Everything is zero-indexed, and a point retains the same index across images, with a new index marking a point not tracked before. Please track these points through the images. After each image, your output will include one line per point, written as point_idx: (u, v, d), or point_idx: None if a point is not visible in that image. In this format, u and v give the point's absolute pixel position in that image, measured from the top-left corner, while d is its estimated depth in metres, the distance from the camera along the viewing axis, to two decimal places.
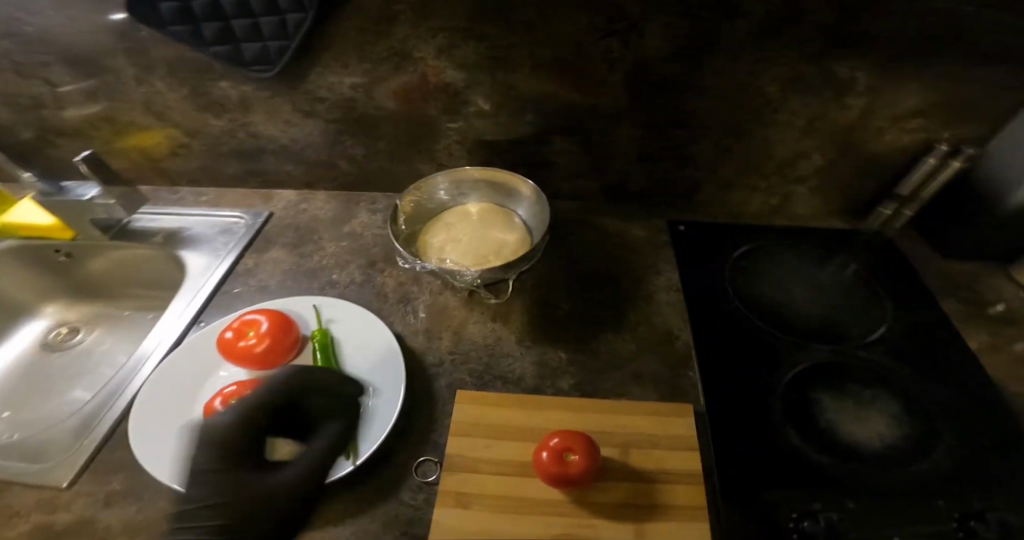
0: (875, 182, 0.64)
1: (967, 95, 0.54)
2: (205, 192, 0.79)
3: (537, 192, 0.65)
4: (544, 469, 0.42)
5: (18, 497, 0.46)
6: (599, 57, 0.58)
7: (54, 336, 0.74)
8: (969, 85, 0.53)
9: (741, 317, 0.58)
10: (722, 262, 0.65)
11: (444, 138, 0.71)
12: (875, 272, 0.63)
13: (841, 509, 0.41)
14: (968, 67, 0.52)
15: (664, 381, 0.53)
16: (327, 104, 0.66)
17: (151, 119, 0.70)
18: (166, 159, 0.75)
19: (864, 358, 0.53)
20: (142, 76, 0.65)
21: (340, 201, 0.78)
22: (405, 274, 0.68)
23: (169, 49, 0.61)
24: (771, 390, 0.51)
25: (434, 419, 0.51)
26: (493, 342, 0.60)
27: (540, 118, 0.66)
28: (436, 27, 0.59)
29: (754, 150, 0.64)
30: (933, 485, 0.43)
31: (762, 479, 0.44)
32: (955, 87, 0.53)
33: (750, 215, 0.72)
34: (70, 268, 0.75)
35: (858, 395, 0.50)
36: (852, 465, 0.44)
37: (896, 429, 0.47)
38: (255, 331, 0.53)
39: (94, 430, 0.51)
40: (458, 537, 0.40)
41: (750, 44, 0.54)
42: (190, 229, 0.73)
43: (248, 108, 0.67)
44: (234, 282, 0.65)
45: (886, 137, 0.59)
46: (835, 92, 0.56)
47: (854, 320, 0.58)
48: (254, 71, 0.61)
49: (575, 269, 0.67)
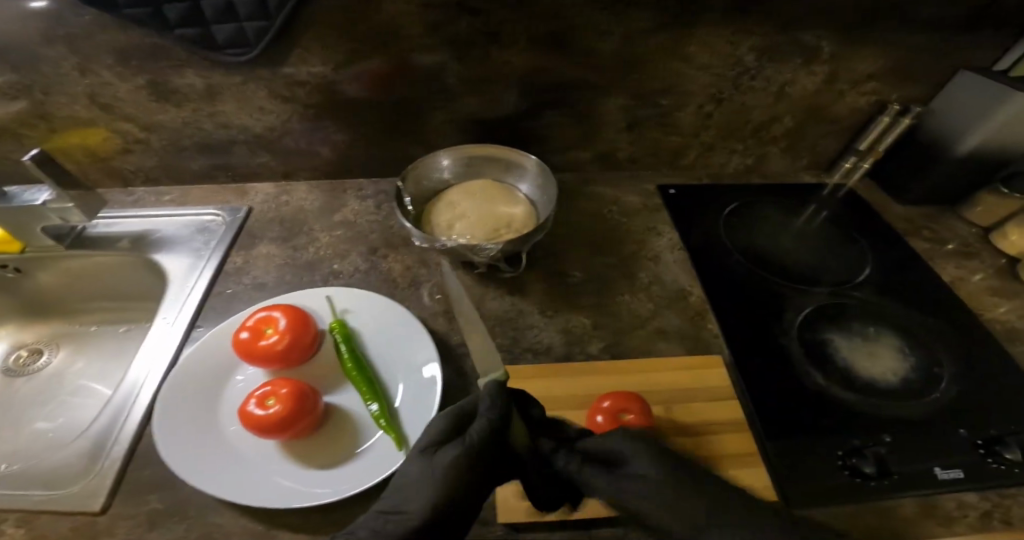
0: (836, 139, 0.72)
1: (914, 58, 0.62)
2: (167, 192, 0.75)
3: (542, 165, 0.65)
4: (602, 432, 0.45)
5: (47, 527, 0.43)
6: (591, 29, 0.58)
7: (14, 361, 0.72)
8: (915, 48, 0.61)
9: (747, 271, 0.63)
10: (715, 218, 0.70)
11: (435, 119, 0.68)
12: (842, 219, 0.71)
13: (882, 443, 0.46)
14: (913, 31, 0.59)
15: (689, 334, 0.57)
16: (308, 88, 0.63)
17: (96, 112, 0.64)
18: (115, 157, 0.71)
19: (857, 296, 0.61)
20: (85, 65, 0.59)
21: (323, 190, 0.75)
22: (411, 256, 0.67)
23: (120, 35, 0.56)
24: (785, 333, 0.56)
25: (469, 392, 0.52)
26: (514, 314, 0.60)
27: (531, 94, 0.65)
28: (425, 3, 0.55)
29: (730, 119, 0.69)
30: (943, 410, 0.49)
31: (807, 425, 0.47)
32: (906, 50, 0.61)
33: (729, 175, 0.77)
34: (19, 283, 0.71)
35: (862, 332, 0.56)
36: (877, 400, 0.49)
37: (904, 363, 0.53)
38: (273, 327, 0.52)
39: (112, 450, 0.48)
40: (528, 512, 0.42)
41: (731, 17, 0.57)
42: (159, 231, 0.69)
43: (216, 97, 0.63)
44: (225, 283, 0.63)
45: (847, 98, 0.66)
46: (805, 59, 0.61)
47: (839, 265, 0.65)
48: (230, 55, 0.58)
49: (580, 238, 0.69)
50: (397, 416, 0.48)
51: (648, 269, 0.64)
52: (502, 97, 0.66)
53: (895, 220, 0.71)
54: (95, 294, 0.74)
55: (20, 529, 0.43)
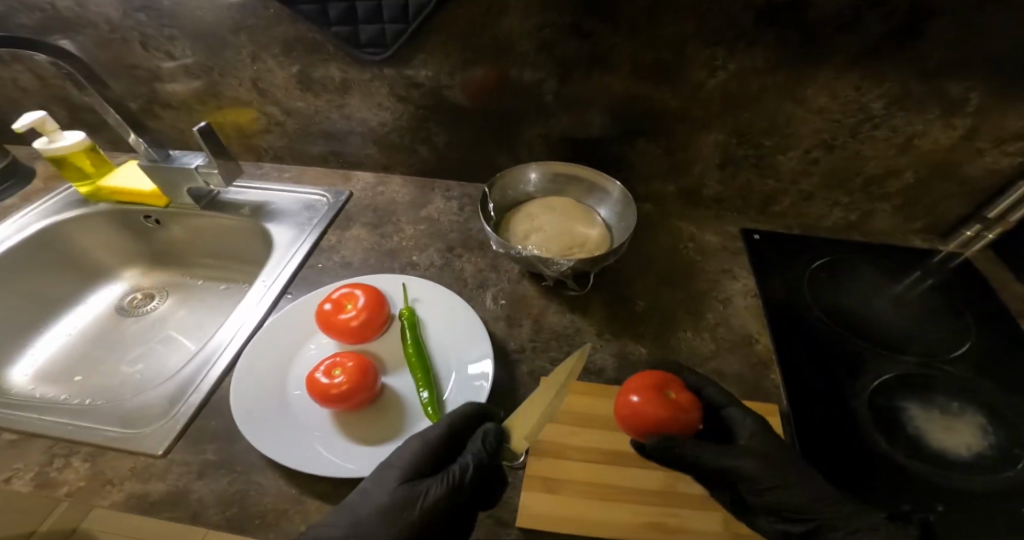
0: (964, 203, 0.65)
1: None
2: (288, 170, 0.86)
3: (626, 194, 0.66)
4: (649, 409, 0.42)
5: (109, 463, 0.47)
6: (699, 64, 0.59)
7: (129, 301, 0.83)
8: None
9: (831, 333, 0.58)
10: (800, 270, 0.66)
11: (528, 132, 0.72)
12: (953, 291, 0.64)
13: (932, 511, 0.42)
14: None
15: (745, 381, 0.52)
16: (422, 90, 0.69)
17: (254, 95, 0.76)
18: (257, 136, 0.83)
19: (948, 371, 0.54)
20: (257, 53, 0.70)
21: (415, 187, 0.81)
22: (484, 259, 0.67)
23: (290, 27, 0.66)
24: (856, 394, 0.51)
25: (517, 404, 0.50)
26: (572, 333, 0.57)
27: (625, 122, 0.67)
28: (542, 23, 0.59)
29: (840, 166, 0.65)
30: (1018, 493, 0.43)
31: (852, 481, 0.44)
32: None
33: (826, 229, 0.73)
34: (154, 233, 0.83)
35: (943, 405, 0.51)
36: (943, 472, 0.44)
37: (982, 440, 0.48)
38: (353, 304, 0.55)
39: (188, 399, 0.52)
40: (551, 520, 0.41)
41: (862, 61, 0.54)
42: (275, 204, 0.78)
43: (347, 90, 0.72)
44: (319, 257, 0.68)
45: (986, 158, 0.60)
46: (945, 111, 0.56)
47: (942, 338, 0.58)
48: (367, 53, 0.66)
49: (653, 268, 0.66)
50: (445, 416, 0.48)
51: (716, 309, 0.60)
52: (599, 120, 0.68)
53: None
54: (208, 252, 0.84)
55: (84, 464, 0.47)
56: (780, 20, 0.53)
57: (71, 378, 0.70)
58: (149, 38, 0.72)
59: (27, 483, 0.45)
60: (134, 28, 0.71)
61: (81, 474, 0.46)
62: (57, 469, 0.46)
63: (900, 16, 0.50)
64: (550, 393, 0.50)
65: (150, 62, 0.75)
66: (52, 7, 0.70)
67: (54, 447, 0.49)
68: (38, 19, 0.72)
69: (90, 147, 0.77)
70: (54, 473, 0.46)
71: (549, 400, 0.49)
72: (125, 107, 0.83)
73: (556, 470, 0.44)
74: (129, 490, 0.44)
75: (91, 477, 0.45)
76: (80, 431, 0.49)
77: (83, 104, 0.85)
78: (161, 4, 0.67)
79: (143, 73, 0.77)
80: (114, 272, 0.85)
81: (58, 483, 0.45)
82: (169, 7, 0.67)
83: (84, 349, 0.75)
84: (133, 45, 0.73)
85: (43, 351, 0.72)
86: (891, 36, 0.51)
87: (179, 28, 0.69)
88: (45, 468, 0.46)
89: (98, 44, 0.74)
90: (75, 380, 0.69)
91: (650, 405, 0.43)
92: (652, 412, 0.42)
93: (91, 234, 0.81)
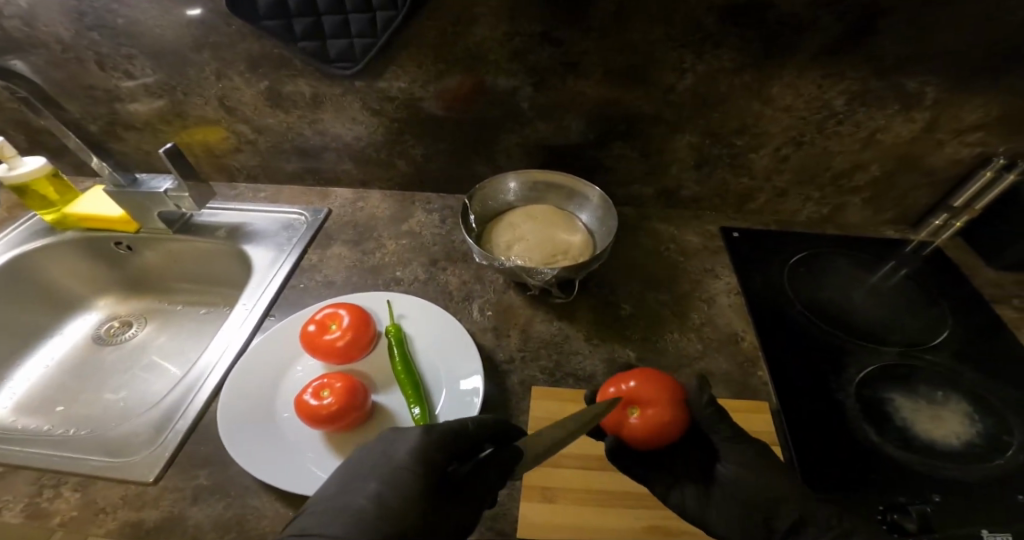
0: (928, 193, 0.68)
1: None
2: (263, 189, 0.84)
3: (605, 198, 0.66)
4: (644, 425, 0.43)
5: (101, 492, 0.46)
6: (670, 67, 0.59)
7: (106, 330, 0.80)
8: None
9: (809, 326, 0.60)
10: (780, 265, 0.68)
11: (506, 140, 0.72)
12: (925, 276, 0.67)
13: (927, 501, 0.44)
14: None
15: (733, 379, 0.54)
16: (396, 102, 0.69)
17: (222, 113, 0.74)
18: (228, 155, 0.80)
19: (928, 360, 0.57)
20: (222, 71, 0.68)
21: (394, 200, 0.80)
22: (468, 272, 0.67)
23: (254, 43, 0.64)
24: (842, 388, 0.53)
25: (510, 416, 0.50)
26: (561, 340, 0.58)
27: (602, 125, 0.67)
28: (513, 31, 0.59)
29: (810, 163, 0.67)
30: (1009, 480, 0.46)
31: (847, 475, 0.46)
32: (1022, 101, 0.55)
33: (801, 223, 0.75)
34: (127, 259, 0.80)
35: (929, 395, 0.53)
36: (932, 461, 0.47)
37: (970, 428, 0.50)
38: (338, 323, 0.54)
39: (176, 425, 0.50)
40: (552, 531, 0.41)
41: (823, 60, 0.56)
42: (252, 224, 0.76)
43: (319, 105, 0.70)
44: (300, 278, 0.67)
45: (946, 149, 0.62)
46: (903, 105, 0.58)
47: (919, 327, 0.61)
48: (337, 68, 0.64)
49: (636, 271, 0.67)
50: None
51: (700, 310, 0.61)
52: (576, 125, 0.68)
53: (983, 285, 0.66)
54: (186, 275, 0.82)
55: (76, 492, 0.46)
56: (746, 22, 0.54)
57: (53, 407, 0.67)
58: (105, 57, 0.68)
59: (17, 514, 0.44)
60: (88, 48, 0.68)
61: (72, 504, 0.45)
62: (47, 499, 0.45)
63: (857, 15, 0.51)
64: (545, 405, 0.50)
65: (109, 82, 0.72)
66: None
67: (41, 478, 0.47)
68: None
69: (53, 172, 0.73)
70: (46, 504, 0.45)
71: (545, 413, 0.50)
72: (85, 130, 0.80)
73: (554, 481, 0.45)
74: (123, 518, 0.43)
75: (83, 506, 0.44)
76: (67, 462, 0.47)
77: (41, 127, 0.81)
78: (116, 22, 0.64)
79: (102, 94, 0.74)
80: (89, 300, 0.82)
81: (49, 514, 0.44)
82: (124, 26, 0.65)
83: (64, 377, 0.72)
84: (89, 66, 0.70)
85: (22, 381, 0.70)
86: (855, 33, 0.53)
87: (137, 47, 0.67)
88: (35, 499, 0.45)
89: (52, 64, 0.70)
90: (57, 409, 0.67)
91: (660, 407, 0.43)
92: (652, 429, 0.43)
93: (63, 263, 0.78)
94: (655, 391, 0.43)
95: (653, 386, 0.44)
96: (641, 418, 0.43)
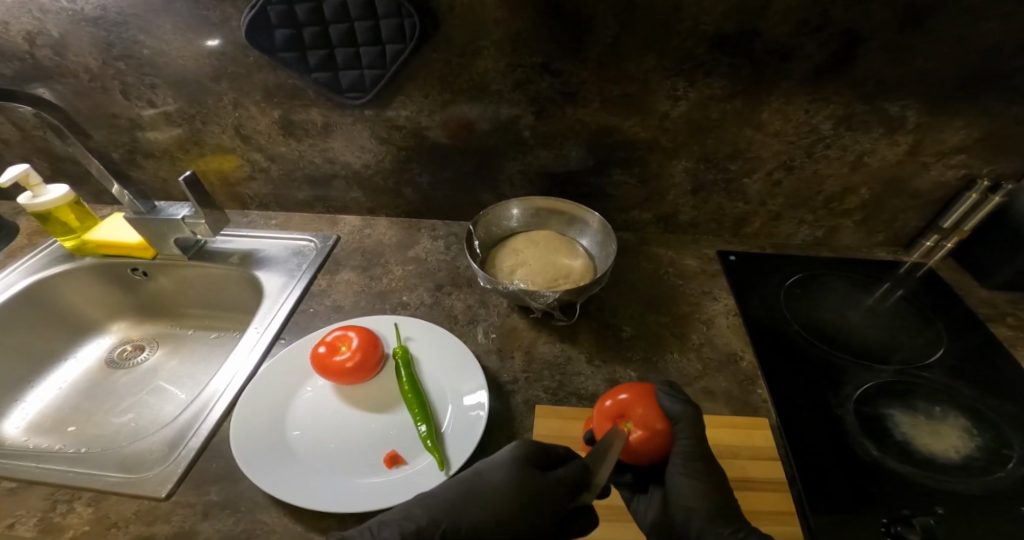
0: (918, 214, 0.70)
1: (1009, 131, 0.59)
2: (275, 217, 0.87)
3: (605, 223, 0.69)
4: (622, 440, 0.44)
5: (115, 507, 0.47)
6: (664, 94, 0.62)
7: (120, 353, 0.82)
8: (1014, 122, 0.58)
9: (806, 345, 0.61)
10: (777, 286, 0.70)
11: (507, 170, 0.75)
12: (918, 295, 0.69)
13: (933, 515, 0.45)
14: (1010, 104, 0.56)
15: (734, 396, 0.55)
16: (404, 132, 0.72)
17: (237, 141, 0.77)
18: (241, 182, 0.84)
19: (925, 378, 0.58)
20: (239, 100, 0.71)
21: (401, 228, 0.83)
22: (472, 296, 0.69)
23: (270, 74, 0.67)
24: (841, 404, 0.54)
25: (515, 436, 0.51)
26: (563, 361, 0.59)
27: (600, 152, 0.70)
28: (516, 62, 0.62)
29: (801, 187, 0.69)
30: (1009, 492, 0.47)
31: (850, 490, 0.47)
32: (1000, 123, 0.58)
33: (796, 246, 0.77)
34: (141, 284, 0.83)
35: (927, 411, 0.54)
36: (932, 473, 0.48)
37: (969, 442, 0.51)
38: (348, 345, 0.56)
39: (189, 442, 0.52)
40: None
41: (808, 86, 0.58)
42: (263, 250, 0.79)
43: (331, 133, 0.73)
44: (310, 302, 0.69)
45: (932, 171, 0.64)
46: (887, 129, 0.61)
47: (914, 343, 0.63)
48: (349, 97, 0.68)
49: (636, 294, 0.69)
50: (443, 443, 0.49)
51: (700, 330, 0.63)
52: (576, 152, 0.71)
53: (975, 304, 0.68)
54: (197, 301, 0.84)
55: (88, 508, 0.47)
56: (732, 50, 0.57)
57: (65, 428, 0.69)
58: (130, 87, 0.72)
59: (30, 528, 0.45)
60: (114, 77, 0.71)
61: (85, 518, 0.46)
62: (61, 514, 0.46)
63: (837, 43, 0.54)
64: (547, 422, 0.52)
65: (132, 111, 0.75)
66: (31, 57, 0.70)
67: (57, 493, 0.48)
68: (16, 69, 0.72)
69: (75, 200, 0.76)
70: (59, 519, 0.46)
71: (547, 429, 0.51)
72: (107, 157, 0.83)
73: None
74: (135, 532, 0.44)
75: (95, 521, 0.46)
76: (82, 477, 0.49)
77: (64, 155, 0.84)
78: (142, 53, 0.68)
79: (125, 122, 0.77)
80: (102, 324, 0.84)
81: (62, 528, 0.45)
82: (149, 56, 0.68)
83: (74, 398, 0.74)
84: (114, 95, 0.74)
85: (35, 402, 0.72)
86: (838, 59, 0.55)
87: (160, 77, 0.70)
88: (48, 514, 0.46)
89: (77, 93, 0.74)
90: (69, 429, 0.69)
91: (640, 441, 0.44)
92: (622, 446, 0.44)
93: (77, 288, 0.80)
94: (657, 417, 0.45)
95: (657, 407, 0.45)
96: (631, 433, 0.44)
